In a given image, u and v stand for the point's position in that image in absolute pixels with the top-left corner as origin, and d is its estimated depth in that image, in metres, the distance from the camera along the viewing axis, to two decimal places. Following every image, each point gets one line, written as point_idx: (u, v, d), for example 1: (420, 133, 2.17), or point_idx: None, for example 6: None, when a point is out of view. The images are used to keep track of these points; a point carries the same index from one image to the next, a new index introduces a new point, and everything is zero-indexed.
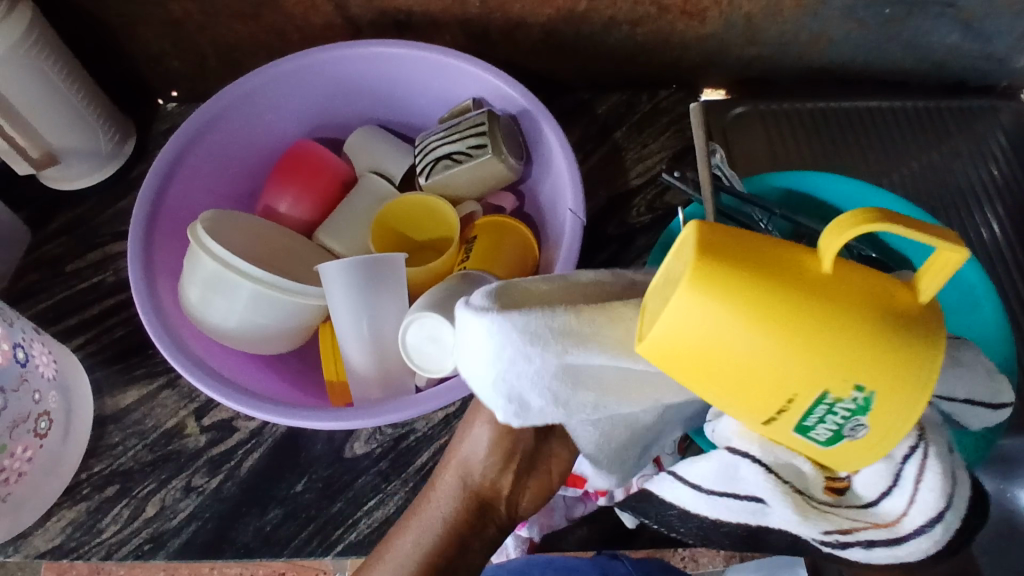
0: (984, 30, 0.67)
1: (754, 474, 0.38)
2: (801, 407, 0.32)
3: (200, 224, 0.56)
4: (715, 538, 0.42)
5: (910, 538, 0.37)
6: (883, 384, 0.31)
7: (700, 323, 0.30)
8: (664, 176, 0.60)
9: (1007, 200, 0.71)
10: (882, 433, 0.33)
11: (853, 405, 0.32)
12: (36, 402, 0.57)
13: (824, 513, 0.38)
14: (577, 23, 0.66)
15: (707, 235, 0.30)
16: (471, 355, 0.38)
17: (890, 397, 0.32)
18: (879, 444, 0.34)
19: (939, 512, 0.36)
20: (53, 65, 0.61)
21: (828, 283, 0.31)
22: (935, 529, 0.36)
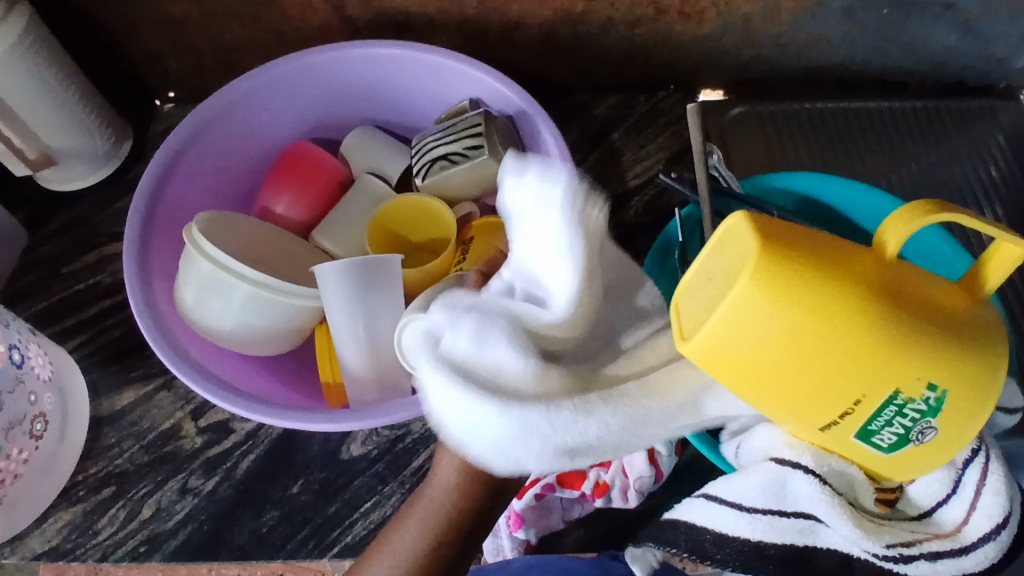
0: (982, 31, 0.66)
1: (805, 488, 0.37)
2: (868, 410, 0.33)
3: (196, 225, 0.55)
4: (757, 565, 0.40)
5: (977, 546, 0.38)
6: (953, 382, 0.32)
7: (778, 324, 0.31)
8: (660, 177, 0.60)
9: (1006, 201, 0.71)
10: (946, 430, 0.34)
11: (923, 406, 0.33)
12: (32, 404, 0.57)
13: (884, 526, 0.39)
14: (576, 24, 0.66)
15: (776, 237, 0.31)
16: (451, 410, 0.38)
17: (956, 396, 0.33)
18: (938, 442, 0.34)
19: (1003, 516, 0.38)
20: (51, 66, 0.61)
21: (895, 282, 0.32)
22: (999, 535, 0.37)
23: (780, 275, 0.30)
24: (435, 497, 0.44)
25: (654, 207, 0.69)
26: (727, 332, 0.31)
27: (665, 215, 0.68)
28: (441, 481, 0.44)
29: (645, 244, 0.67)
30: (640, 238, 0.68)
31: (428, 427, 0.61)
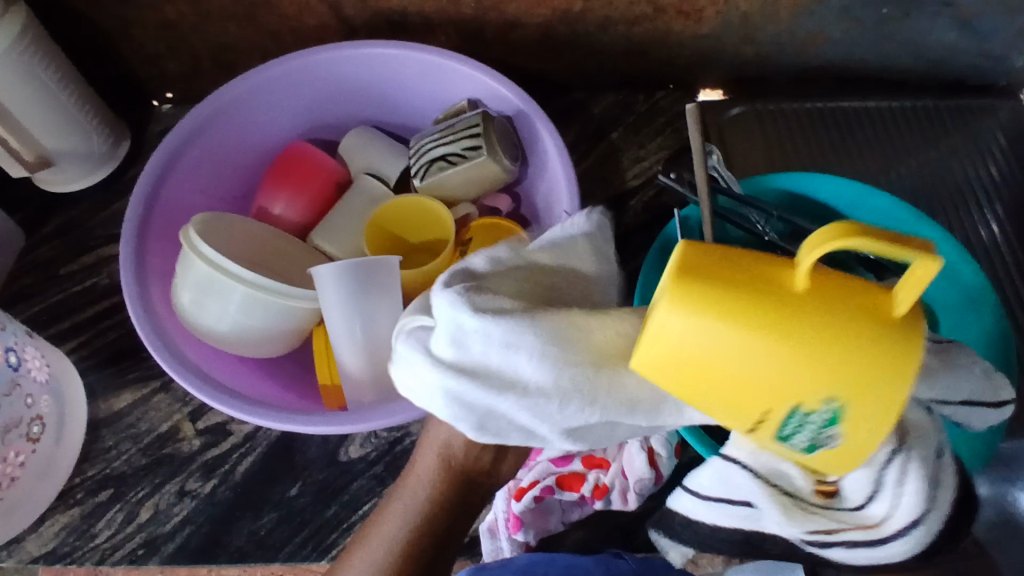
0: (982, 29, 0.66)
1: (743, 481, 0.40)
2: (776, 419, 0.32)
3: (192, 227, 0.55)
4: (711, 544, 0.43)
5: (890, 540, 0.37)
6: (858, 398, 0.31)
7: (682, 337, 0.31)
8: (660, 178, 0.60)
9: (1006, 199, 0.71)
10: (858, 442, 0.32)
11: (825, 416, 0.32)
12: (28, 407, 0.57)
13: (810, 514, 0.39)
14: (573, 23, 0.66)
15: (693, 257, 0.31)
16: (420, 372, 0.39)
17: (865, 410, 0.31)
18: (855, 451, 0.33)
19: (918, 516, 0.36)
20: (45, 66, 0.60)
21: (807, 299, 0.30)
22: (915, 531, 0.36)
23: (667, 300, 0.31)
24: (416, 483, 0.47)
25: (652, 207, 0.68)
26: (654, 347, 0.32)
27: (664, 215, 0.68)
28: (421, 468, 0.47)
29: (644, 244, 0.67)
30: (639, 238, 0.67)
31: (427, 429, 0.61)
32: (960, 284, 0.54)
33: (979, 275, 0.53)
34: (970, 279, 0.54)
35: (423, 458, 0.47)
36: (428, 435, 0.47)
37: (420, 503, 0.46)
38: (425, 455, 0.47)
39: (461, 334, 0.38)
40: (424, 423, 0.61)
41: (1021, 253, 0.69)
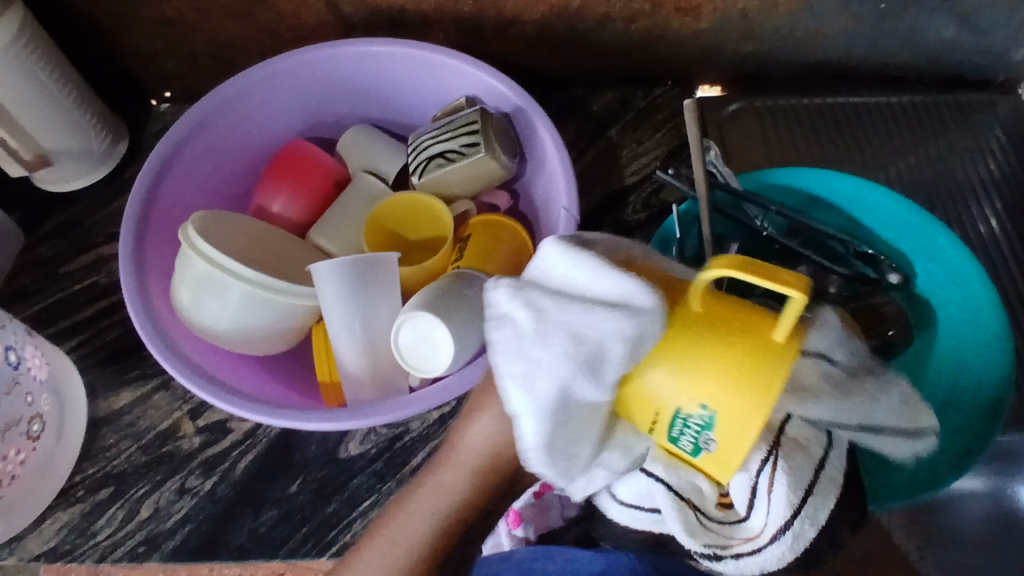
0: (981, 24, 0.66)
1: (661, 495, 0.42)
2: (664, 421, 0.36)
3: (191, 225, 0.55)
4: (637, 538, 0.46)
5: (766, 547, 0.39)
6: (723, 407, 0.34)
7: None
8: (659, 174, 0.60)
9: (1005, 194, 0.71)
10: (729, 449, 0.35)
11: (702, 421, 0.35)
12: (28, 405, 0.57)
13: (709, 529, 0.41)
14: (571, 20, 0.66)
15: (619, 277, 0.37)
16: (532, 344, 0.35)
17: (729, 420, 0.34)
18: (724, 465, 0.36)
19: (785, 524, 0.38)
20: (45, 65, 0.61)
21: (696, 316, 0.35)
22: (787, 537, 0.38)
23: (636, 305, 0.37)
24: (431, 502, 0.42)
25: (651, 204, 0.68)
26: None
27: (663, 212, 0.68)
28: (440, 487, 0.42)
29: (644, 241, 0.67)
30: (639, 234, 0.67)
31: (427, 425, 0.61)
32: (959, 279, 0.54)
33: (978, 269, 0.54)
34: (968, 274, 0.54)
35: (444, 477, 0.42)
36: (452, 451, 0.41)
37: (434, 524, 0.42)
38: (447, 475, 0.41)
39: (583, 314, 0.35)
40: (423, 419, 0.61)
41: (1020, 248, 0.69)
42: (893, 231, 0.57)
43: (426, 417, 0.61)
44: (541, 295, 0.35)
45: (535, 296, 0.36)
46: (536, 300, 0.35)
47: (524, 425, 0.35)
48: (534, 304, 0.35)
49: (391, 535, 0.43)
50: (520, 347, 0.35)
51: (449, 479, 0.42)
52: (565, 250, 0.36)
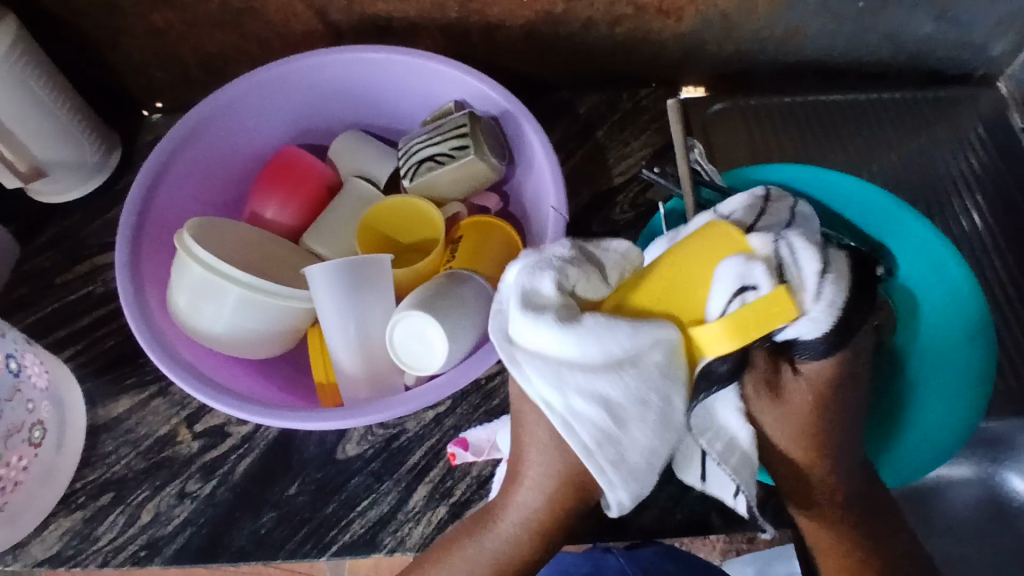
0: (957, 21, 0.68)
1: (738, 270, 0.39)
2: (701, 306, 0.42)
3: (187, 231, 0.56)
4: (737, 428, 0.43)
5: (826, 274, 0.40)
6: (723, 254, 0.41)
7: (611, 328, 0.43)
8: (644, 172, 0.61)
9: (986, 188, 0.73)
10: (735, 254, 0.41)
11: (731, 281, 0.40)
12: (29, 412, 0.57)
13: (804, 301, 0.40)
14: (556, 24, 0.67)
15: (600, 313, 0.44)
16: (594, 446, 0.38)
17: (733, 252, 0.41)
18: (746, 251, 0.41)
19: (822, 280, 0.40)
20: (38, 78, 0.62)
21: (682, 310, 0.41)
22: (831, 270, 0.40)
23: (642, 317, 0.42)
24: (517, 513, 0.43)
25: (639, 203, 0.69)
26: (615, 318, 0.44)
27: (651, 210, 0.68)
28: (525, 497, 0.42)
29: (632, 239, 0.67)
30: (628, 233, 0.67)
31: (422, 425, 0.62)
32: (941, 270, 0.55)
33: (967, 274, 0.54)
34: (957, 279, 0.54)
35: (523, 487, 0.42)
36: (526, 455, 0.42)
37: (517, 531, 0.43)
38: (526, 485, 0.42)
39: (603, 399, 0.38)
40: (419, 419, 0.62)
41: (1002, 241, 0.71)
42: (878, 224, 0.57)
43: (421, 416, 0.62)
44: (656, 445, 0.39)
45: (653, 455, 0.39)
46: (641, 413, 0.39)
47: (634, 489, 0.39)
48: (657, 453, 0.40)
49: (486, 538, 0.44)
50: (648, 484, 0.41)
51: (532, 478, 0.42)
52: (627, 414, 0.38)
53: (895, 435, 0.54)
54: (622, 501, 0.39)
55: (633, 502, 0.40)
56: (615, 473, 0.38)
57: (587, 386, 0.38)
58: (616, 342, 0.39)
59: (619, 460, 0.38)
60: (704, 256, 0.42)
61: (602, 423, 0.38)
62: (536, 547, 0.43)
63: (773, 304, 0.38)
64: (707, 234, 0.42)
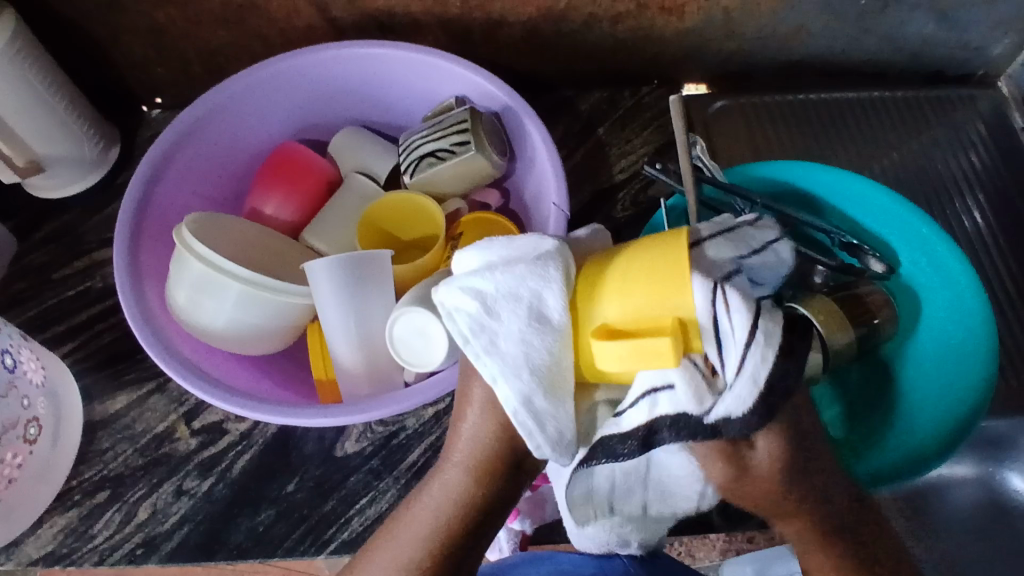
0: (960, 20, 0.68)
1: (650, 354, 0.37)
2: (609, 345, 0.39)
3: (186, 226, 0.56)
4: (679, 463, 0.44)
5: (746, 357, 0.36)
6: (647, 298, 0.37)
7: None
8: (647, 169, 0.61)
9: (987, 187, 0.72)
10: (656, 301, 0.37)
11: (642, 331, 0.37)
12: (25, 408, 0.57)
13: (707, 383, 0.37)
14: (558, 21, 0.67)
15: None
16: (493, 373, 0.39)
17: (659, 298, 0.37)
18: (670, 297, 0.37)
19: (745, 352, 0.36)
20: (37, 72, 0.61)
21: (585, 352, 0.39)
22: (757, 347, 0.36)
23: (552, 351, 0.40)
24: (443, 489, 0.43)
25: (640, 200, 0.68)
26: None
27: (652, 207, 0.68)
28: (451, 471, 0.43)
29: (634, 237, 0.67)
30: (628, 230, 0.67)
31: (422, 422, 0.61)
32: (943, 269, 0.55)
33: (969, 271, 0.54)
34: (959, 277, 0.54)
35: (451, 462, 0.43)
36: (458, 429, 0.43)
37: (442, 509, 0.43)
38: (454, 460, 0.43)
39: (500, 325, 0.39)
40: (418, 416, 0.62)
41: (1003, 240, 0.70)
42: (878, 222, 0.57)
43: (421, 413, 0.62)
44: (532, 335, 0.38)
45: (531, 345, 0.38)
46: (537, 342, 0.38)
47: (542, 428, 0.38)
48: (539, 346, 0.38)
49: (413, 517, 0.44)
50: (554, 392, 0.39)
51: (461, 450, 0.42)
52: (498, 302, 0.39)
53: (875, 442, 0.53)
54: (508, 398, 0.38)
55: (522, 400, 0.38)
56: (488, 360, 0.39)
57: (485, 308, 0.39)
58: (494, 250, 0.42)
59: (491, 347, 0.39)
60: (632, 289, 0.38)
61: (495, 346, 0.39)
62: (457, 528, 0.43)
63: (663, 357, 0.36)
64: (658, 258, 0.38)
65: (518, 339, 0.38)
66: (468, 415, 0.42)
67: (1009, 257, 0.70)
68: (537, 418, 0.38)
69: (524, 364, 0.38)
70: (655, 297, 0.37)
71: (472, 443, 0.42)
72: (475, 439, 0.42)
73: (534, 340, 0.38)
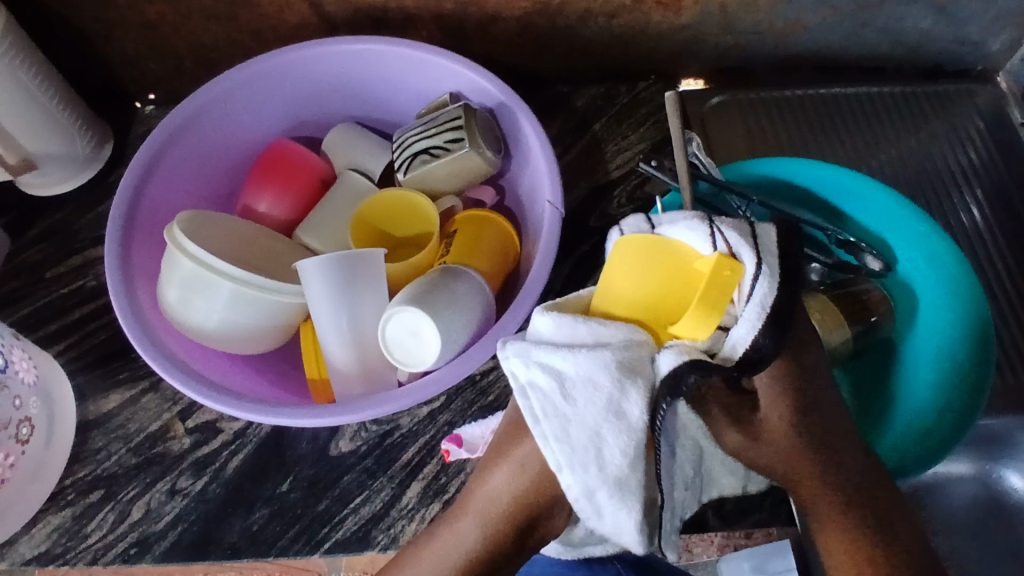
0: (958, 14, 0.67)
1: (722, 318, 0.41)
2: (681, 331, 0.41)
3: (177, 225, 0.55)
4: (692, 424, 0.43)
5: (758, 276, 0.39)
6: (665, 261, 0.41)
7: None
8: (642, 167, 0.61)
9: (986, 183, 0.72)
10: (668, 256, 0.42)
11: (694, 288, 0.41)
12: (17, 408, 0.57)
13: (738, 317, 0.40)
14: (553, 16, 0.66)
15: None
16: (567, 458, 0.39)
17: (666, 253, 0.42)
18: (682, 247, 0.41)
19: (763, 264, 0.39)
20: (28, 71, 0.61)
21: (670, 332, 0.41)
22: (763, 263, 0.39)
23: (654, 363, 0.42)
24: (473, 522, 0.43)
25: (637, 196, 0.68)
26: None
27: (648, 205, 0.67)
28: (481, 503, 0.43)
29: None
30: None
31: (417, 421, 0.61)
32: (942, 269, 0.54)
33: (966, 273, 0.54)
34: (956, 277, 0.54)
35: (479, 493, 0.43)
36: (492, 464, 0.43)
37: (471, 542, 0.43)
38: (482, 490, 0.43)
39: (573, 412, 0.39)
40: (413, 415, 0.61)
41: (1001, 237, 0.70)
42: (874, 219, 0.57)
43: (416, 412, 0.61)
44: (606, 429, 0.39)
45: (603, 440, 0.39)
46: (611, 437, 0.39)
47: (612, 514, 0.39)
48: (611, 442, 0.39)
49: (441, 546, 0.45)
50: (621, 492, 0.38)
51: (492, 481, 0.43)
52: (570, 384, 0.40)
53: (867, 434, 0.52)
54: (572, 487, 0.38)
55: (587, 493, 0.38)
56: (555, 447, 0.39)
57: (558, 390, 0.40)
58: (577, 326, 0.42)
59: (561, 433, 0.39)
60: (647, 267, 0.42)
61: (564, 437, 0.39)
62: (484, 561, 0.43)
63: (733, 269, 0.39)
64: (639, 247, 0.42)
65: (592, 431, 0.39)
66: (497, 472, 0.43)
67: (1008, 253, 0.69)
68: (600, 511, 0.39)
69: (597, 457, 0.38)
70: (681, 268, 0.41)
71: (505, 478, 0.42)
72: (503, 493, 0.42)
73: (611, 432, 0.39)
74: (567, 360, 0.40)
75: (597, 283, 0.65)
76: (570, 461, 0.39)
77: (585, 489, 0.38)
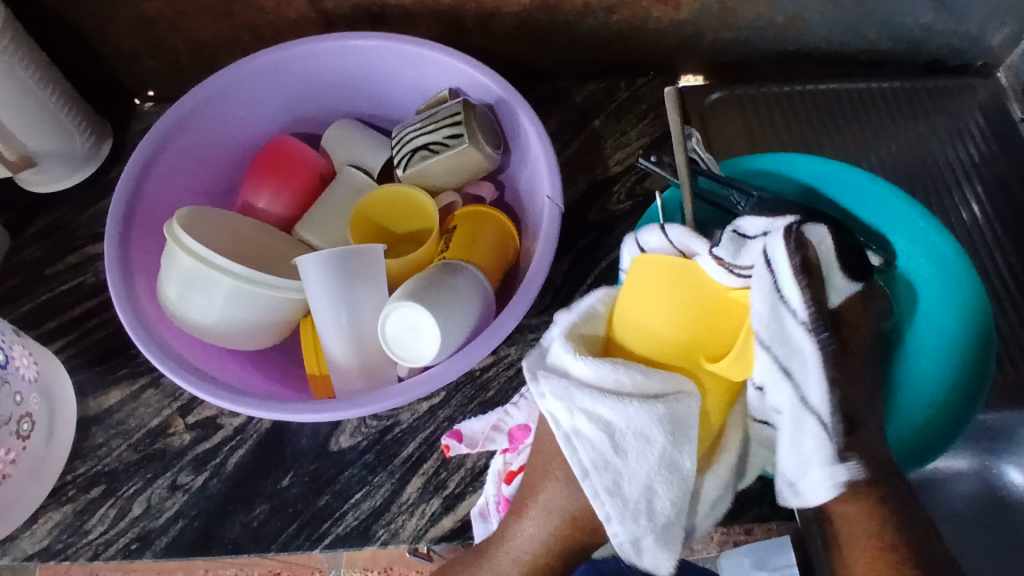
0: (958, 8, 0.67)
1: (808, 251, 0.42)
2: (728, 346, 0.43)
3: (176, 221, 0.55)
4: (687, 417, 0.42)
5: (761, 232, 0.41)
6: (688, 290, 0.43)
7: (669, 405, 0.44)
8: (640, 163, 0.59)
9: (986, 178, 0.72)
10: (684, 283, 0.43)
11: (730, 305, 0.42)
12: (18, 404, 0.57)
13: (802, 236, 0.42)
14: (552, 11, 0.66)
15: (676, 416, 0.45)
16: (615, 506, 0.41)
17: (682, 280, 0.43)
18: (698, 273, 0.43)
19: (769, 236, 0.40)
20: (27, 68, 0.61)
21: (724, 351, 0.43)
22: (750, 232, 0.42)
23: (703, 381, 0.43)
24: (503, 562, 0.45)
25: (636, 192, 0.68)
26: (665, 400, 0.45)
27: (647, 200, 0.67)
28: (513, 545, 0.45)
29: (629, 229, 0.66)
30: (624, 222, 0.67)
31: (417, 417, 0.61)
32: (943, 265, 0.54)
33: (967, 270, 0.53)
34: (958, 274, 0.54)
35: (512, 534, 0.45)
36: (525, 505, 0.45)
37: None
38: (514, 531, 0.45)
39: (622, 461, 0.41)
40: (413, 410, 0.61)
41: (1001, 232, 0.70)
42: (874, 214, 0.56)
43: (415, 408, 0.62)
44: (656, 481, 0.41)
45: (654, 492, 0.41)
46: (659, 488, 0.41)
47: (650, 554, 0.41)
48: (662, 495, 0.41)
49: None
50: (664, 540, 0.41)
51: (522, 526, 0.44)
52: (617, 434, 0.41)
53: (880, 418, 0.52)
54: (619, 535, 0.41)
55: (632, 540, 0.41)
56: (607, 500, 0.41)
57: (604, 437, 0.41)
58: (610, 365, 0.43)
59: (613, 487, 0.41)
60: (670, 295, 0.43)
61: (616, 491, 0.41)
62: None
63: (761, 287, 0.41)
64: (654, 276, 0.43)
65: (641, 479, 0.41)
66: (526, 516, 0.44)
67: (1007, 249, 0.69)
68: (640, 554, 0.41)
69: (645, 506, 0.41)
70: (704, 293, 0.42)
71: (535, 522, 0.44)
72: (535, 541, 0.44)
73: (659, 482, 0.41)
74: (610, 404, 0.42)
75: (597, 278, 0.65)
76: (618, 510, 0.41)
77: (634, 537, 0.41)
